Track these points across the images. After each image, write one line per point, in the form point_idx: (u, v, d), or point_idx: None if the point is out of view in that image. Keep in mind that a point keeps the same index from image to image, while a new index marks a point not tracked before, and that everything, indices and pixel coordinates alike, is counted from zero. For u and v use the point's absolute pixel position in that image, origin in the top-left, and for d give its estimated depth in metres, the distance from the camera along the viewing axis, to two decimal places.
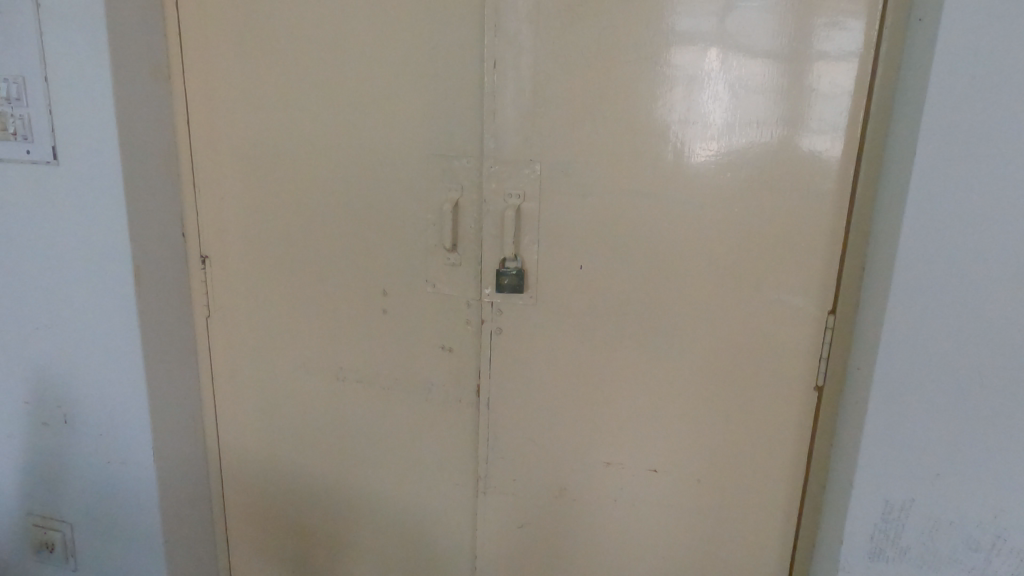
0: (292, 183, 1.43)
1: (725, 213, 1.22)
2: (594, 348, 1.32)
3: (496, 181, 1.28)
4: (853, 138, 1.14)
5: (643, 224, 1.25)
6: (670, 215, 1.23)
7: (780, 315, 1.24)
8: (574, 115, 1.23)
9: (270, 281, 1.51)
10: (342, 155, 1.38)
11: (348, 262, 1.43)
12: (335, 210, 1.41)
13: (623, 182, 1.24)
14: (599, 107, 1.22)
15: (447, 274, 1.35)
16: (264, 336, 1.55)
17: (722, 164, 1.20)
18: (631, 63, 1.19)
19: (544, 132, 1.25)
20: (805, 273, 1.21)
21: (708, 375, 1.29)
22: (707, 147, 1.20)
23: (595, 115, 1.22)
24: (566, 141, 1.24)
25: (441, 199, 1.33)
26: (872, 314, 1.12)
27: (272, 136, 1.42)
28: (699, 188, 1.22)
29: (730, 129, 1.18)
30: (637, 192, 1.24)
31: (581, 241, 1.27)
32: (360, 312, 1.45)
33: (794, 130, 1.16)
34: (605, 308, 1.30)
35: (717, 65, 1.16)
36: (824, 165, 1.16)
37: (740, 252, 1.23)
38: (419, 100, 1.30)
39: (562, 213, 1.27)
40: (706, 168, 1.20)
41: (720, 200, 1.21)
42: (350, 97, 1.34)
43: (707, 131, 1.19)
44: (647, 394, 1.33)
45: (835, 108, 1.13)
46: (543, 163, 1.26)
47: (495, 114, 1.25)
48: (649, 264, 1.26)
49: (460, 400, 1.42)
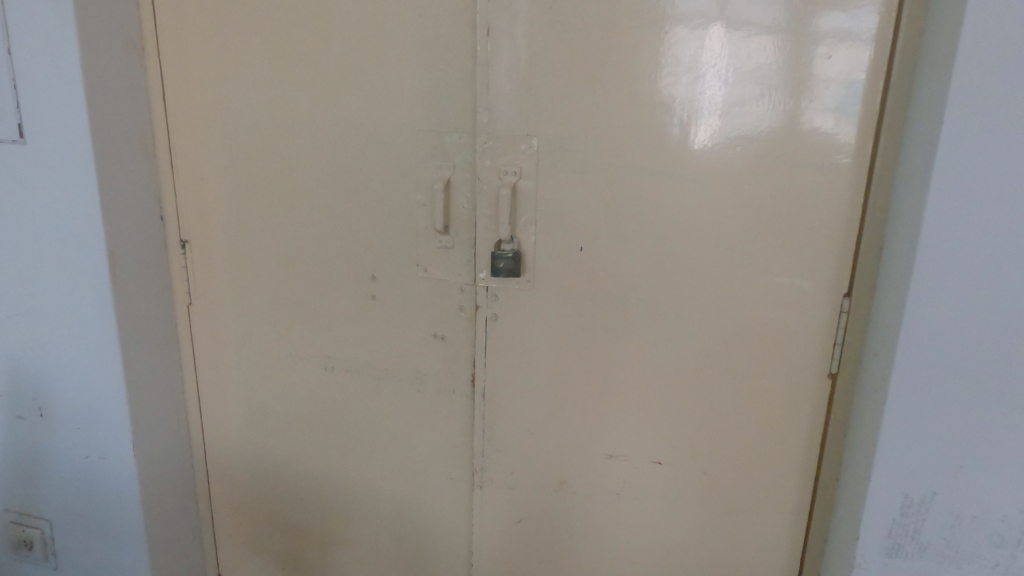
0: (274, 162, 1.35)
1: (733, 191, 1.14)
2: (596, 334, 1.25)
3: (491, 158, 1.20)
4: (873, 108, 1.06)
5: (648, 203, 1.17)
6: (677, 192, 1.16)
7: (793, 298, 1.17)
8: (574, 86, 1.15)
9: (254, 266, 1.43)
10: (327, 133, 1.30)
11: (335, 246, 1.35)
12: (321, 191, 1.33)
13: (626, 158, 1.16)
14: (600, 79, 1.14)
15: (439, 258, 1.28)
16: (250, 324, 1.48)
17: (727, 138, 1.12)
18: (633, 30, 1.11)
19: (541, 104, 1.17)
20: (819, 254, 1.14)
21: (716, 363, 1.23)
22: (713, 121, 1.12)
23: (596, 86, 1.14)
24: (565, 115, 1.16)
25: (432, 178, 1.25)
26: (892, 297, 1.05)
27: (253, 113, 1.34)
28: (706, 165, 1.14)
29: (740, 101, 1.10)
30: (641, 169, 1.16)
31: (581, 221, 1.20)
32: (348, 298, 1.37)
33: (804, 104, 1.08)
34: (607, 293, 1.23)
35: (723, 37, 1.08)
36: (841, 139, 1.08)
37: (751, 231, 1.15)
38: (407, 71, 1.22)
39: (562, 192, 1.19)
40: (714, 143, 1.13)
41: (730, 177, 1.14)
42: (334, 69, 1.26)
43: (713, 104, 1.11)
44: (651, 383, 1.26)
45: (849, 79, 1.05)
46: (541, 138, 1.18)
47: (489, 85, 1.17)
48: (654, 245, 1.19)
49: (454, 391, 1.35)
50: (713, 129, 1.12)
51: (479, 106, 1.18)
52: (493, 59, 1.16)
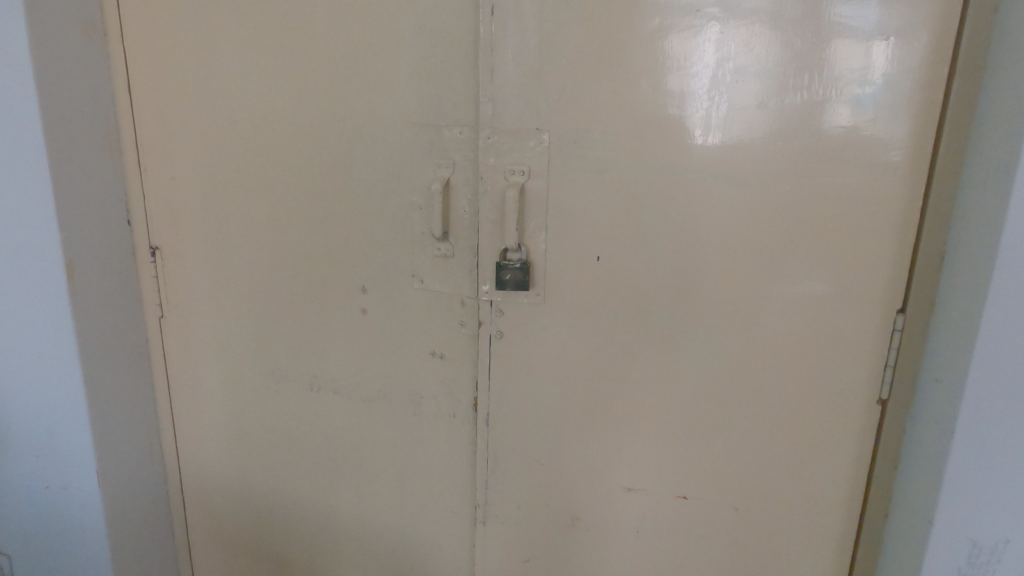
0: (252, 160, 1.21)
1: (772, 193, 1.00)
2: (614, 354, 1.11)
3: (495, 155, 1.06)
4: (937, 97, 0.91)
5: (675, 207, 1.03)
6: (708, 194, 1.01)
7: (840, 314, 1.03)
8: (590, 73, 1.00)
9: (232, 276, 1.29)
10: (311, 127, 1.15)
11: (320, 254, 1.21)
12: (305, 192, 1.19)
13: (651, 155, 1.01)
14: (621, 64, 0.99)
15: (437, 268, 1.14)
16: (229, 339, 1.34)
17: (738, 135, 0.98)
18: (659, 9, 0.96)
19: (553, 94, 1.02)
20: (871, 266, 0.99)
21: (750, 386, 1.09)
22: (750, 113, 0.98)
23: (617, 73, 0.99)
24: (580, 105, 1.02)
25: (429, 178, 1.10)
26: (962, 315, 0.91)
27: (229, 105, 1.20)
28: (742, 163, 0.99)
29: (780, 90, 0.96)
30: (667, 167, 1.01)
31: (598, 227, 1.05)
32: (336, 312, 1.23)
33: (817, 103, 0.95)
34: (628, 307, 1.09)
35: (727, 24, 0.95)
36: (897, 134, 0.94)
37: (792, 239, 1.01)
38: (401, 57, 1.07)
39: (576, 194, 1.05)
40: (752, 138, 0.98)
41: (770, 176, 0.99)
42: (319, 55, 1.12)
43: (749, 93, 0.97)
44: (676, 408, 1.12)
45: (878, 67, 0.92)
46: (553, 132, 1.03)
47: (494, 72, 1.03)
48: (682, 254, 1.05)
49: (453, 416, 1.21)
50: (751, 122, 0.98)
51: (482, 95, 1.04)
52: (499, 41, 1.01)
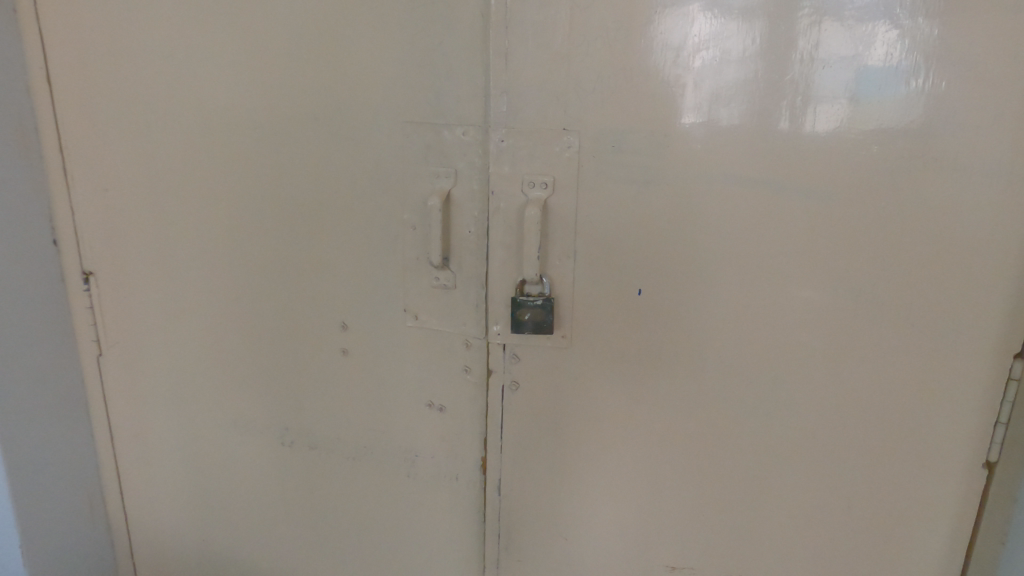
0: (204, 167, 0.98)
1: (861, 211, 0.78)
2: (657, 413, 0.89)
3: (510, 164, 0.84)
4: None
5: (738, 229, 0.81)
6: (780, 213, 0.80)
7: (947, 364, 0.81)
8: (634, 56, 0.77)
9: (184, 306, 1.06)
10: (276, 126, 0.92)
11: (290, 282, 0.99)
12: (270, 207, 0.96)
13: (710, 163, 0.79)
14: (674, 44, 0.76)
15: (436, 302, 0.92)
16: (182, 381, 1.11)
17: (759, 130, 0.78)
18: None
19: (585, 84, 0.80)
20: (989, 303, 0.78)
21: (825, 452, 0.87)
22: (836, 110, 0.76)
23: (668, 56, 0.77)
24: (620, 98, 0.79)
25: (424, 190, 0.88)
26: None
27: (174, 98, 0.96)
28: (828, 175, 0.78)
29: (882, 79, 0.74)
30: (729, 179, 0.80)
31: (640, 254, 0.83)
32: (310, 353, 1.01)
33: (834, 87, 0.75)
34: (675, 354, 0.86)
35: None
36: None
37: (887, 269, 0.80)
38: (388, 36, 0.84)
39: (613, 213, 0.83)
40: (839, 143, 0.76)
41: (862, 191, 0.78)
42: (284, 36, 0.88)
43: (838, 82, 0.75)
44: (733, 477, 0.90)
45: (956, 42, 0.71)
46: (584, 134, 0.81)
47: (509, 57, 0.81)
48: (745, 288, 0.83)
49: (456, 478, 0.99)
50: (838, 123, 0.76)
51: (493, 87, 0.82)
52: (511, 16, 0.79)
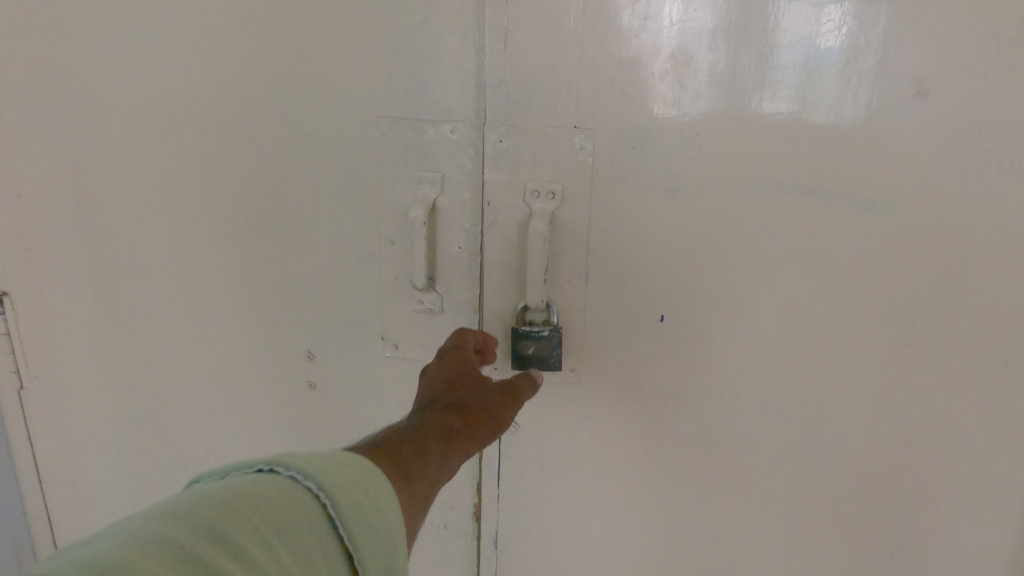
0: (138, 170, 0.82)
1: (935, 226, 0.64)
2: (679, 458, 0.77)
3: (509, 169, 0.70)
4: None
5: (779, 249, 0.68)
6: (834, 232, 0.66)
7: None
8: (663, 37, 0.63)
9: (120, 331, 0.90)
10: (224, 120, 0.77)
11: (245, 305, 0.84)
12: (219, 217, 0.81)
13: (749, 170, 0.66)
14: (711, 22, 0.62)
15: (420, 330, 0.78)
16: (120, 418, 0.95)
17: (763, 103, 0.64)
18: None
19: (602, 72, 0.65)
20: None
21: (878, 508, 0.74)
22: (907, 103, 0.62)
23: (703, 36, 0.63)
24: (642, 90, 0.65)
25: (405, 200, 0.73)
26: None
27: (98, 85, 0.80)
28: (898, 184, 0.64)
29: (966, 66, 0.60)
30: (770, 190, 0.66)
31: (663, 276, 0.71)
32: (271, 387, 0.86)
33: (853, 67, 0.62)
34: (701, 394, 0.74)
35: None
36: None
37: (962, 297, 0.66)
38: (359, 11, 0.69)
39: (632, 226, 0.70)
40: (911, 145, 0.63)
41: (933, 203, 0.64)
42: (229, 12, 0.72)
43: (909, 70, 0.61)
44: (765, 531, 0.78)
45: None
46: (599, 133, 0.67)
47: (508, 39, 0.66)
48: (787, 319, 0.70)
49: (445, 527, 0.86)
50: (910, 120, 0.62)
51: (489, 75, 0.68)
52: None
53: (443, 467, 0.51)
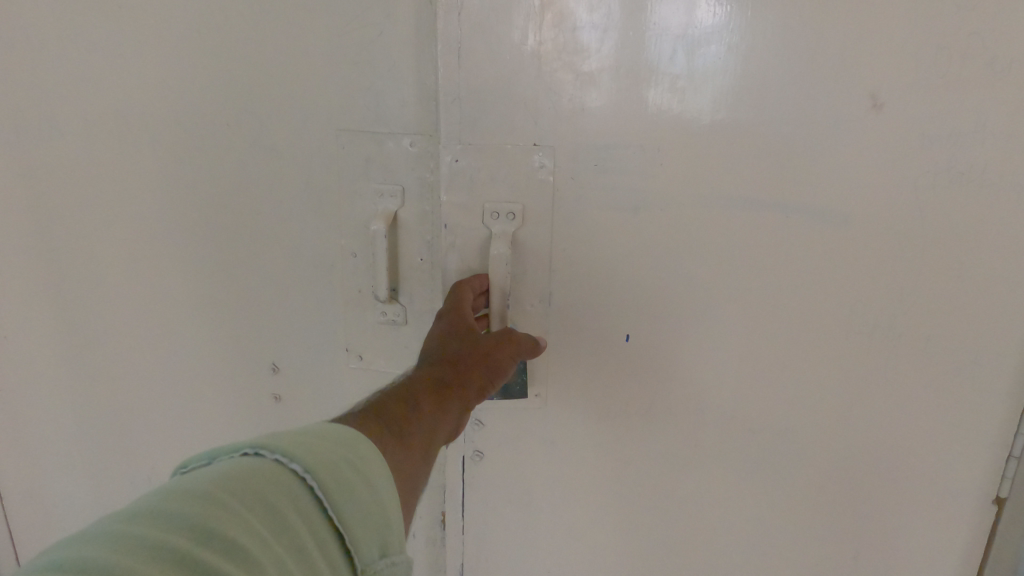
0: (93, 184, 0.81)
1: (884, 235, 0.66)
2: (642, 466, 0.78)
3: (466, 186, 0.69)
4: None
5: (735, 260, 0.69)
6: (790, 241, 0.67)
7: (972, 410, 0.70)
8: (624, 47, 0.63)
9: (79, 346, 0.89)
10: (180, 133, 0.76)
11: (207, 319, 0.83)
12: (178, 230, 0.80)
13: (706, 182, 0.67)
14: (670, 34, 0.62)
15: (384, 341, 0.78)
16: (82, 433, 0.94)
17: (691, 152, 0.66)
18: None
19: (559, 86, 0.65)
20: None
21: (834, 508, 0.76)
22: (862, 117, 0.63)
23: (665, 47, 0.63)
24: (589, 123, 0.66)
25: (365, 212, 0.73)
26: None
27: (49, 94, 0.78)
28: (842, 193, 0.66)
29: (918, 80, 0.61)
30: (725, 203, 0.67)
31: (623, 288, 0.71)
32: (236, 400, 0.86)
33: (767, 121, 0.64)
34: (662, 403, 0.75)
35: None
36: None
37: (911, 304, 0.68)
38: (314, 23, 0.68)
39: (592, 241, 0.70)
40: (863, 157, 0.64)
41: (884, 212, 0.65)
42: (181, 24, 0.71)
43: (866, 82, 0.62)
44: (726, 534, 0.80)
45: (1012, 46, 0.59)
46: (558, 149, 0.67)
47: (464, 52, 0.65)
48: (745, 327, 0.71)
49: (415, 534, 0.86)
50: (864, 132, 0.63)
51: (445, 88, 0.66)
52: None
53: (432, 428, 0.53)
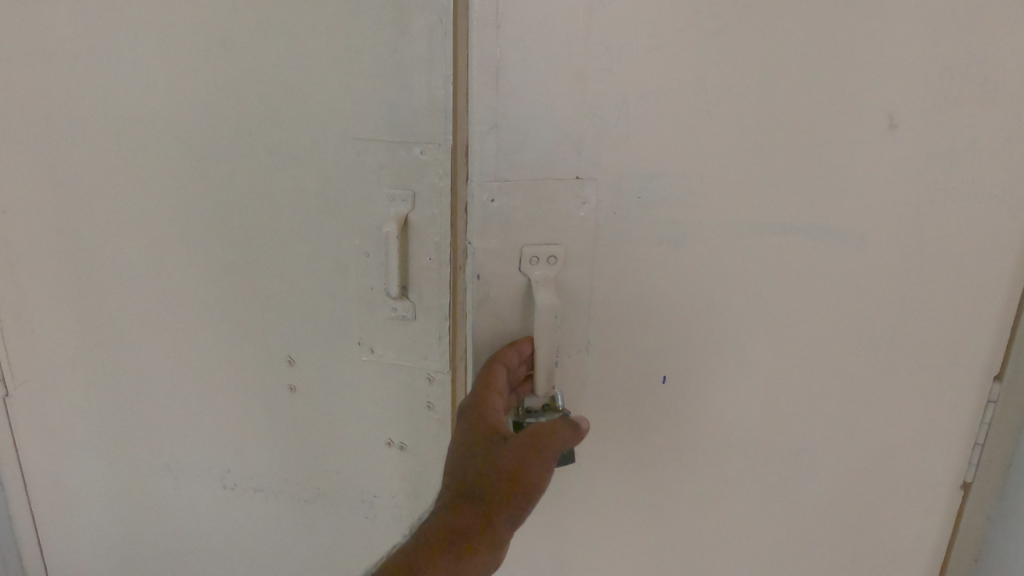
0: (124, 186, 0.86)
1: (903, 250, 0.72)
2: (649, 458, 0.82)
3: (503, 225, 0.71)
4: None
5: (767, 274, 0.73)
6: (815, 254, 0.72)
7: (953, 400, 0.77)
8: (663, 75, 0.65)
9: (104, 339, 0.94)
10: (207, 140, 0.82)
11: (228, 314, 0.88)
12: (202, 231, 0.86)
13: (743, 205, 0.71)
14: (700, 64, 0.65)
15: (394, 335, 0.83)
16: (104, 422, 0.99)
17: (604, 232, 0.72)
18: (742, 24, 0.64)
19: (605, 115, 0.67)
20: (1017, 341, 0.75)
21: (815, 496, 0.82)
22: (880, 136, 0.67)
23: (697, 75, 0.66)
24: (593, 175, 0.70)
25: (378, 215, 0.79)
26: None
27: (88, 103, 0.84)
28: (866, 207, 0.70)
29: (935, 101, 0.66)
30: (764, 223, 0.71)
31: (664, 309, 0.75)
32: (253, 391, 0.91)
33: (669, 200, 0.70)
34: (690, 407, 0.80)
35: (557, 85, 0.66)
36: None
37: (918, 309, 0.74)
38: (334, 40, 0.74)
39: (634, 267, 0.73)
40: (883, 173, 0.69)
41: (896, 225, 0.71)
42: (213, 41, 0.77)
43: (884, 103, 0.66)
44: (714, 519, 0.85)
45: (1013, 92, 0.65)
46: (602, 181, 0.70)
47: (502, 76, 0.65)
48: (772, 333, 0.76)
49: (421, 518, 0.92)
50: (882, 150, 0.68)
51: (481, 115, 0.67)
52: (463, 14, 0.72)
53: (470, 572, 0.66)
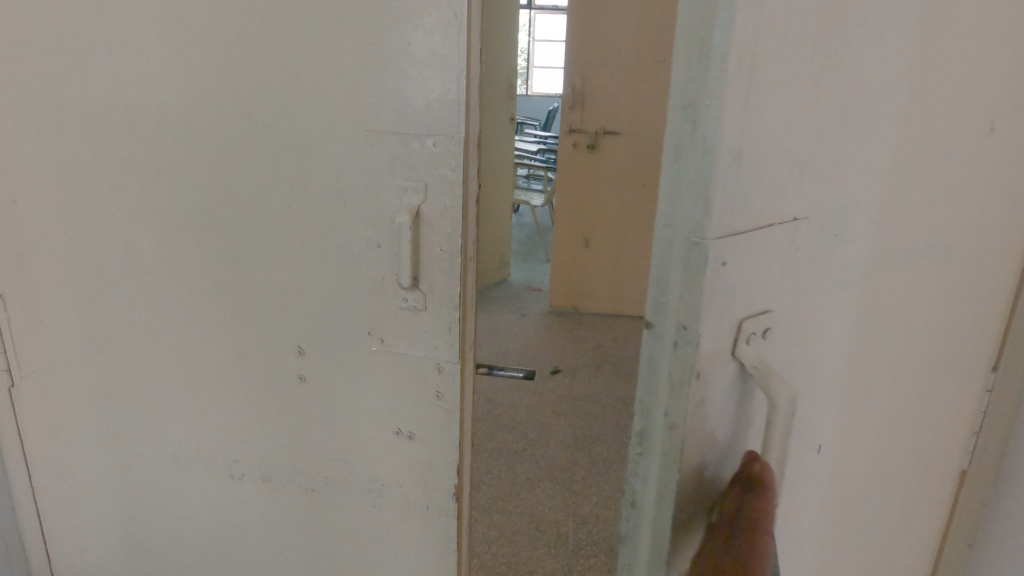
0: (136, 177, 0.87)
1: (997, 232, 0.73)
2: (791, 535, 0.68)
3: (725, 293, 0.50)
4: None
5: (908, 298, 0.68)
6: (935, 269, 0.69)
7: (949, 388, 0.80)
8: (875, 85, 0.53)
9: (113, 330, 0.95)
10: (220, 132, 0.83)
11: (238, 305, 0.89)
12: (214, 223, 0.86)
13: (908, 230, 0.64)
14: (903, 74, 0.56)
15: (404, 325, 0.84)
16: (112, 412, 0.99)
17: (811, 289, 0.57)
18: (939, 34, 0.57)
19: (832, 137, 0.52)
20: None
21: None
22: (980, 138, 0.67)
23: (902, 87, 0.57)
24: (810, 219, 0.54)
25: (390, 206, 0.80)
26: None
27: (101, 94, 0.85)
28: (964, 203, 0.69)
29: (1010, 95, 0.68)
30: (917, 244, 0.66)
31: (840, 363, 0.63)
32: (263, 382, 0.92)
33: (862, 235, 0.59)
34: (837, 460, 0.68)
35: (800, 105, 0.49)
36: None
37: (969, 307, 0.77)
38: (349, 34, 0.75)
39: (824, 322, 0.59)
40: (978, 172, 0.68)
41: (982, 232, 0.73)
42: (229, 34, 0.79)
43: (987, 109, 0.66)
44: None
45: None
46: (815, 221, 0.54)
47: (754, 81, 0.45)
48: (903, 351, 0.71)
49: (427, 507, 0.93)
50: (982, 148, 0.68)
51: (737, 141, 0.46)
52: (476, 10, 0.74)
53: None
